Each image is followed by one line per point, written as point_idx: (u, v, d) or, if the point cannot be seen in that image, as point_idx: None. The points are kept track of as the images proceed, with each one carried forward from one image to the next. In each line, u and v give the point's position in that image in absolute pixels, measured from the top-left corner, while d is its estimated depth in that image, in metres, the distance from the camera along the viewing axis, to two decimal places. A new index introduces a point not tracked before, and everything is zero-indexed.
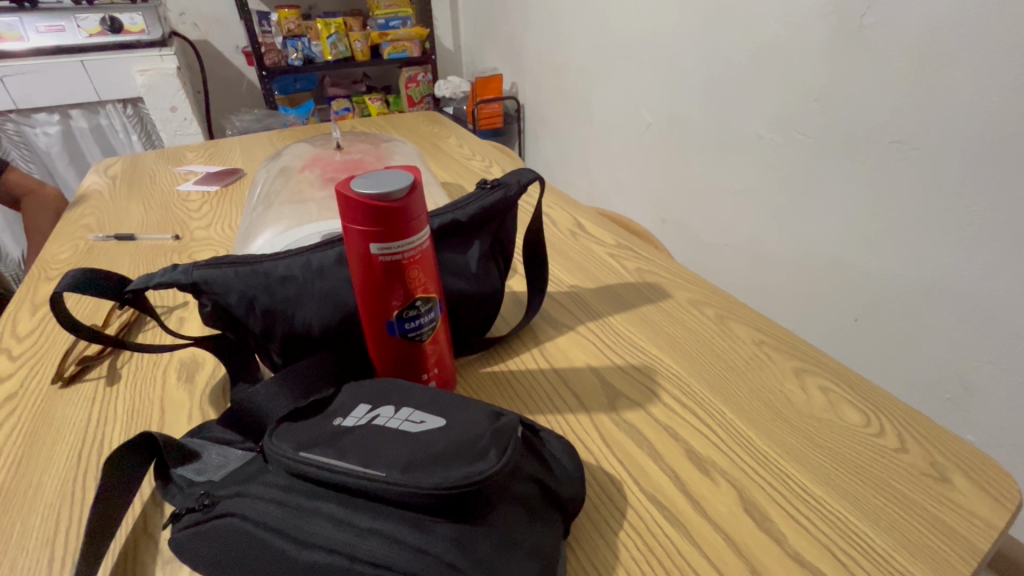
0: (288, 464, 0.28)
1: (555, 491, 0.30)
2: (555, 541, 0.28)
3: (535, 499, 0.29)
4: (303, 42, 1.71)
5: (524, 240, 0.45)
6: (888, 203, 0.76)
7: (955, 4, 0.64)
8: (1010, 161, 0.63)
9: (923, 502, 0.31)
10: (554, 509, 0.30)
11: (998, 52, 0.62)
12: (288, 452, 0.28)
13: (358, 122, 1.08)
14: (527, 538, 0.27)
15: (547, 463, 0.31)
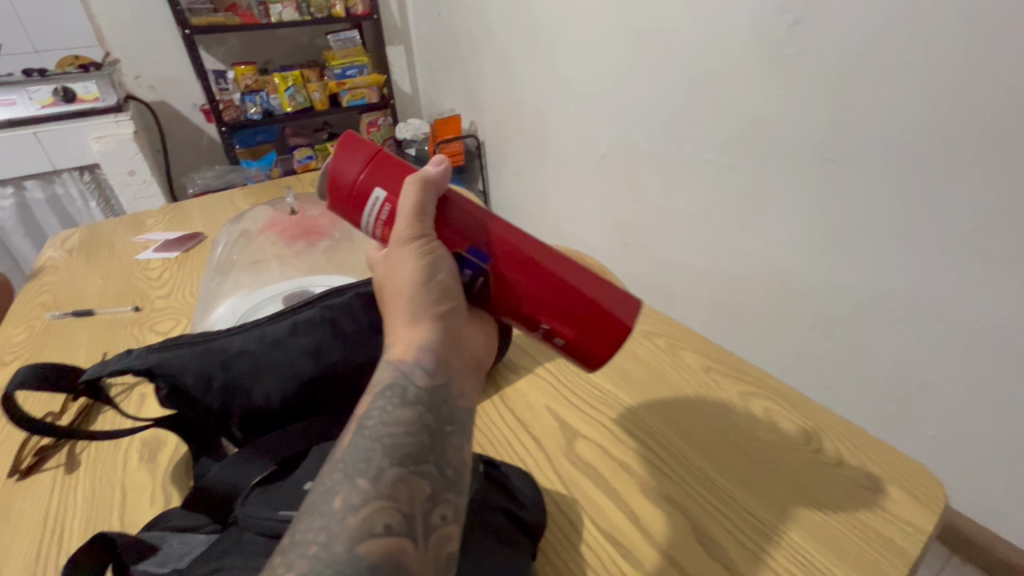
0: (264, 525, 0.29)
1: (521, 517, 0.32)
2: (526, 561, 0.30)
3: (502, 525, 0.31)
4: (261, 96, 1.74)
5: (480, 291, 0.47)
6: (827, 218, 0.82)
7: (862, 36, 0.71)
8: (931, 172, 0.68)
9: (858, 513, 0.33)
10: (521, 536, 0.31)
11: (907, 76, 0.68)
12: (263, 513, 0.29)
13: (319, 175, 1.10)
14: (503, 563, 0.28)
15: (512, 494, 0.34)
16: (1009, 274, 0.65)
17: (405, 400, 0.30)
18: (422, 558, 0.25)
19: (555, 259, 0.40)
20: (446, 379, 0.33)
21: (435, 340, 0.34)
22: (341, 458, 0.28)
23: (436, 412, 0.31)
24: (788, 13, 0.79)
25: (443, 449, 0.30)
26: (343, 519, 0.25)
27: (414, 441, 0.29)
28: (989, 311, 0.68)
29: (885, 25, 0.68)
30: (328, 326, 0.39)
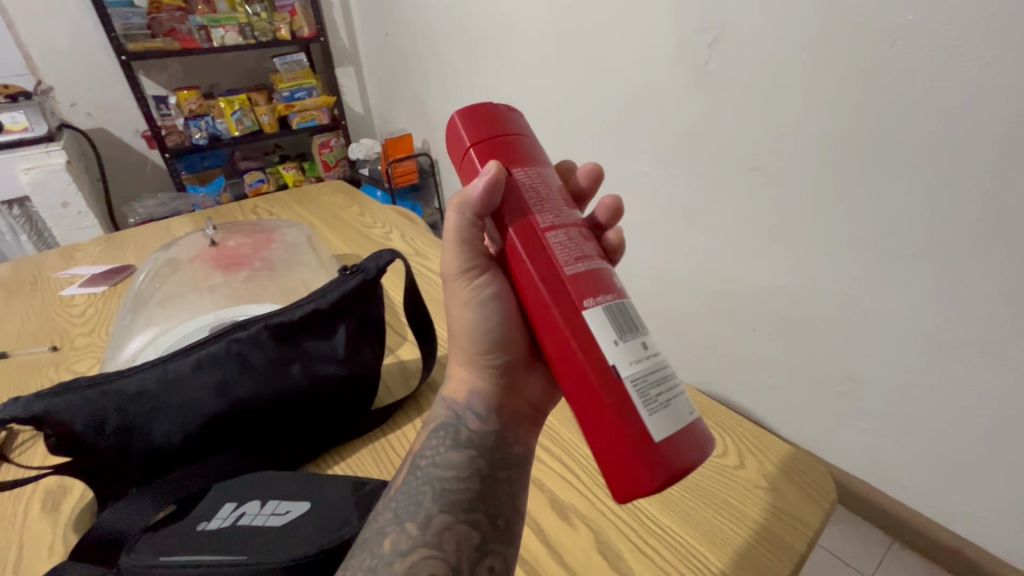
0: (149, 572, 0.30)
1: None
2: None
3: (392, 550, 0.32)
4: (206, 121, 1.70)
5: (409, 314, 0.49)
6: (756, 225, 0.87)
7: (775, 55, 0.76)
8: (843, 178, 0.74)
9: (753, 514, 0.35)
10: None
11: (817, 90, 0.73)
12: (149, 559, 0.30)
13: (260, 200, 1.08)
14: None
15: None
16: (914, 269, 0.72)
17: (457, 445, 0.36)
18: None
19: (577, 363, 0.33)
20: (497, 427, 0.37)
21: (488, 386, 0.39)
22: (397, 499, 0.33)
23: (487, 460, 0.35)
24: (707, 31, 0.83)
25: (493, 499, 0.34)
26: (390, 563, 0.29)
27: (463, 489, 0.33)
28: (903, 305, 0.75)
29: (794, 44, 0.73)
30: (234, 360, 0.38)
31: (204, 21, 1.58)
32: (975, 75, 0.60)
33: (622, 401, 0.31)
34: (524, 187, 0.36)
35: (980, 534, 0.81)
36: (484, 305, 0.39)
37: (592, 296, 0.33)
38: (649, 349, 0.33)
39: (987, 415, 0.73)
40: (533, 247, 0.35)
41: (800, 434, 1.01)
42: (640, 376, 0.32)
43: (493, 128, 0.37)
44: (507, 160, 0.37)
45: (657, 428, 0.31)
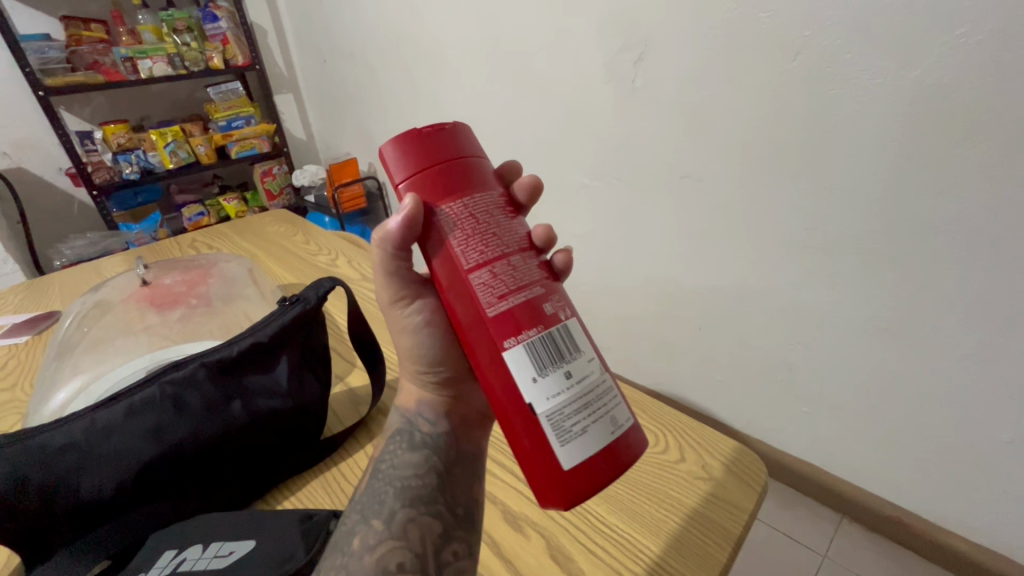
0: None
1: None
2: None
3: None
4: (136, 155, 1.63)
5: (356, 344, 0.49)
6: (692, 228, 0.93)
7: (693, 71, 0.81)
8: (763, 182, 0.80)
9: (693, 503, 0.37)
10: None
11: (734, 102, 0.79)
12: None
13: (198, 234, 1.05)
14: None
15: None
16: (833, 259, 0.78)
17: (413, 447, 0.39)
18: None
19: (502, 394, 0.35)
20: (450, 428, 0.41)
21: (435, 397, 0.43)
22: (363, 501, 0.36)
23: (441, 456, 0.39)
24: (632, 50, 0.87)
25: (451, 491, 0.37)
26: (363, 558, 0.31)
27: (423, 483, 0.37)
28: (827, 294, 0.81)
29: (711, 61, 0.79)
30: (168, 403, 0.37)
31: (129, 53, 1.53)
32: (865, 83, 0.66)
33: (536, 435, 0.35)
34: (448, 225, 0.36)
35: (916, 502, 0.88)
36: (419, 332, 0.43)
37: (511, 337, 0.35)
38: (571, 378, 0.35)
39: (909, 389, 0.79)
40: (457, 289, 0.36)
41: (750, 424, 1.06)
42: (559, 409, 0.35)
43: (410, 159, 0.37)
44: (432, 195, 0.37)
45: (566, 457, 0.34)
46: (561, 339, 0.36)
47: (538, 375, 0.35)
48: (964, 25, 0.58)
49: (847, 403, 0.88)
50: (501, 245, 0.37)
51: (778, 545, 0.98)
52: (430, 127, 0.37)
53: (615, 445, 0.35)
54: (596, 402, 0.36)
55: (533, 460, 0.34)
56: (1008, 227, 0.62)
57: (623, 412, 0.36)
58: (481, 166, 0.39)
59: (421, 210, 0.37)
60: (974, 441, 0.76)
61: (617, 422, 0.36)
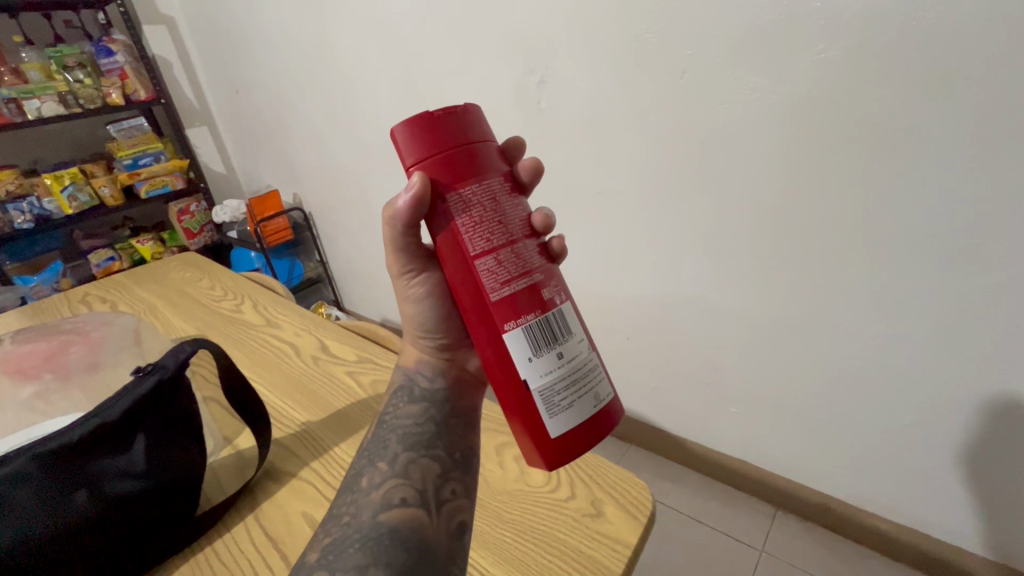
0: None
1: None
2: None
3: None
4: (30, 203, 1.50)
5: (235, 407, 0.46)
6: (608, 241, 0.94)
7: (592, 92, 0.83)
8: (666, 196, 0.83)
9: (577, 543, 0.37)
10: None
11: (632, 119, 0.81)
12: None
13: (91, 285, 0.97)
14: None
15: None
16: (736, 264, 0.82)
17: (413, 399, 0.44)
18: (432, 518, 0.35)
19: (503, 370, 0.38)
20: (446, 385, 0.45)
21: (433, 359, 0.47)
22: (370, 448, 0.40)
23: (438, 408, 0.43)
24: (534, 72, 0.88)
25: (448, 437, 0.41)
26: (370, 494, 0.36)
27: (421, 431, 0.41)
28: (736, 296, 0.85)
29: (607, 80, 0.80)
30: None
31: (12, 93, 1.40)
32: (745, 98, 0.70)
33: (529, 406, 0.38)
34: (458, 212, 0.38)
35: (836, 486, 0.92)
36: (422, 301, 0.47)
37: (511, 321, 0.38)
38: (564, 359, 0.39)
39: (816, 381, 0.84)
40: (462, 271, 0.39)
41: (686, 426, 1.08)
42: (552, 385, 0.39)
43: (426, 140, 0.38)
44: (445, 178, 0.38)
45: (555, 427, 0.38)
46: (555, 324, 0.39)
47: (535, 356, 0.39)
48: (821, 44, 0.62)
49: (767, 398, 0.91)
50: (507, 232, 0.39)
51: (719, 545, 0.99)
52: (442, 111, 0.37)
53: (599, 415, 0.40)
54: (584, 379, 0.40)
55: (526, 426, 0.38)
56: (882, 226, 0.67)
57: (605, 387, 0.41)
58: (491, 151, 0.40)
59: (434, 192, 0.38)
60: (880, 425, 0.80)
61: (599, 396, 0.40)
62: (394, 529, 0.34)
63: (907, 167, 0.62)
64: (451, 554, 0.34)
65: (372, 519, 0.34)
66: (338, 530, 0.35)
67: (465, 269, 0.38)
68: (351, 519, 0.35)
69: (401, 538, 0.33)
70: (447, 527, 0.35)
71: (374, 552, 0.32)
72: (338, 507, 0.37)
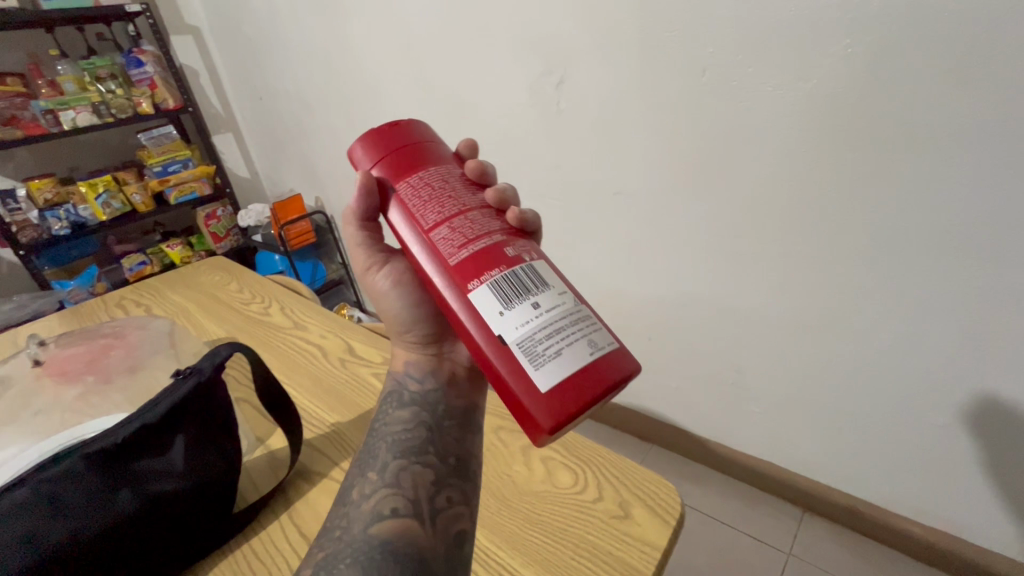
0: None
1: None
2: None
3: None
4: (66, 210, 1.56)
5: (269, 409, 0.47)
6: (629, 241, 0.94)
7: (612, 92, 0.82)
8: (687, 196, 0.82)
9: (606, 546, 0.37)
10: None
11: (652, 119, 0.80)
12: None
13: (126, 290, 1.01)
14: None
15: None
16: (761, 264, 0.81)
17: (402, 405, 0.44)
18: (426, 528, 0.35)
19: (476, 330, 0.39)
20: (435, 385, 0.46)
21: (421, 358, 0.49)
22: (362, 459, 0.41)
23: (429, 412, 0.44)
24: (553, 74, 0.88)
25: (441, 443, 0.42)
26: (361, 506, 0.36)
27: (412, 437, 0.41)
28: (761, 296, 0.83)
29: (626, 81, 0.80)
30: (43, 505, 0.34)
31: (49, 104, 1.46)
32: (767, 95, 0.69)
33: (511, 362, 0.37)
34: (408, 195, 0.43)
35: (865, 489, 0.90)
36: (396, 295, 0.50)
37: (476, 278, 0.39)
38: (539, 307, 0.38)
39: (845, 382, 0.82)
40: (423, 246, 0.42)
41: (710, 427, 1.06)
42: (530, 334, 0.37)
43: (374, 147, 0.45)
44: (392, 172, 0.44)
45: (542, 379, 0.36)
46: (525, 277, 0.39)
47: (506, 310, 0.38)
48: (847, 37, 0.60)
49: (793, 399, 0.90)
50: (458, 205, 0.42)
51: (745, 548, 0.97)
52: (387, 123, 0.45)
53: (595, 363, 0.37)
54: (570, 328, 0.38)
55: (506, 388, 0.37)
56: (911, 224, 0.65)
57: (603, 336, 0.38)
58: (436, 147, 0.46)
59: (387, 185, 0.44)
60: (911, 427, 0.78)
61: (595, 345, 0.37)
62: (385, 541, 0.33)
63: (938, 164, 0.60)
64: (449, 564, 0.34)
65: (364, 533, 0.34)
66: (330, 544, 0.34)
67: (422, 242, 0.42)
68: (343, 531, 0.35)
69: (394, 551, 0.33)
70: (443, 537, 0.35)
71: (367, 566, 0.32)
72: (331, 518, 0.37)
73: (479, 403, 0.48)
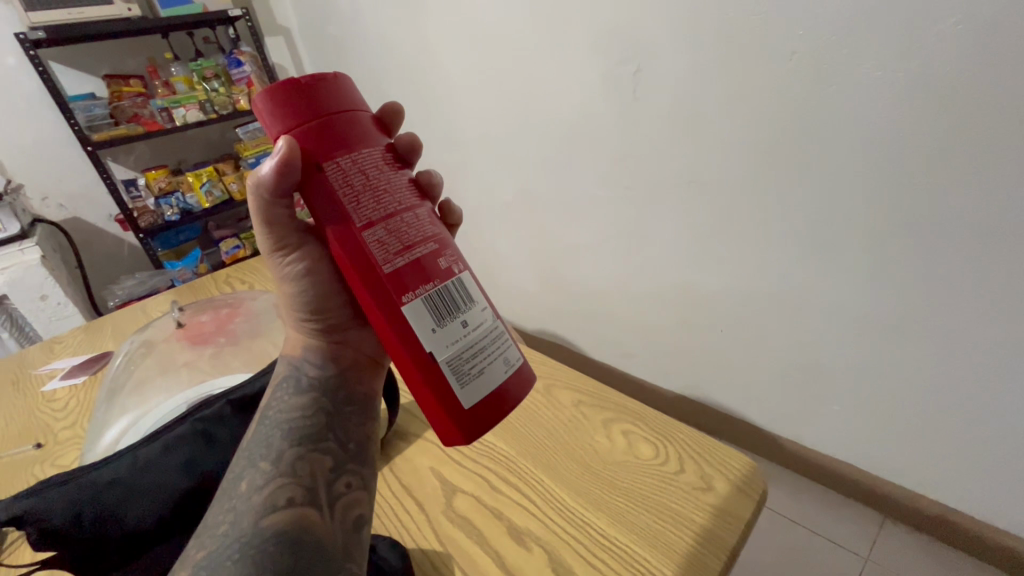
0: None
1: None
2: None
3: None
4: (176, 198, 1.74)
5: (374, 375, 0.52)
6: (703, 231, 0.92)
7: (691, 78, 0.81)
8: (766, 184, 0.81)
9: (691, 514, 0.40)
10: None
11: (733, 105, 0.79)
12: None
13: (230, 269, 1.11)
14: None
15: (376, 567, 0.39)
16: (846, 257, 0.78)
17: (299, 390, 0.44)
18: (322, 515, 0.37)
19: (406, 342, 0.39)
20: (336, 370, 0.47)
21: (320, 343, 0.47)
22: (252, 448, 0.41)
23: (329, 397, 0.44)
24: (630, 62, 0.88)
25: (342, 429, 0.43)
26: (250, 499, 0.36)
27: (309, 425, 0.42)
28: (845, 290, 0.80)
29: (706, 68, 0.79)
30: (201, 438, 0.43)
31: (165, 103, 1.63)
32: (863, 78, 0.66)
33: (437, 376, 0.40)
34: (337, 182, 0.39)
35: (955, 496, 0.85)
36: (300, 280, 0.46)
37: (409, 292, 0.40)
38: (468, 327, 0.41)
39: (939, 381, 0.78)
40: (347, 244, 0.39)
41: (782, 424, 1.03)
42: (458, 354, 0.41)
43: (296, 108, 0.39)
44: (318, 149, 0.39)
45: (465, 395, 0.40)
46: (454, 292, 0.42)
47: (437, 327, 0.40)
48: (956, 13, 0.57)
49: (876, 398, 0.86)
50: (392, 203, 0.41)
51: (818, 549, 0.95)
52: (311, 79, 0.39)
53: (509, 380, 0.42)
54: (491, 346, 0.42)
55: (434, 399, 0.40)
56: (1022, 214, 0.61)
57: (514, 352, 0.43)
58: (366, 123, 0.42)
59: (308, 160, 0.39)
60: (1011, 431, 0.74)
61: (509, 361, 0.43)
62: (280, 532, 0.34)
63: None
64: (345, 546, 0.36)
65: (255, 525, 0.35)
66: (213, 542, 0.34)
67: (345, 240, 0.39)
68: (230, 527, 0.35)
69: (289, 541, 0.34)
70: (339, 522, 0.38)
71: (259, 559, 0.33)
72: (214, 513, 0.37)
73: (378, 388, 0.49)
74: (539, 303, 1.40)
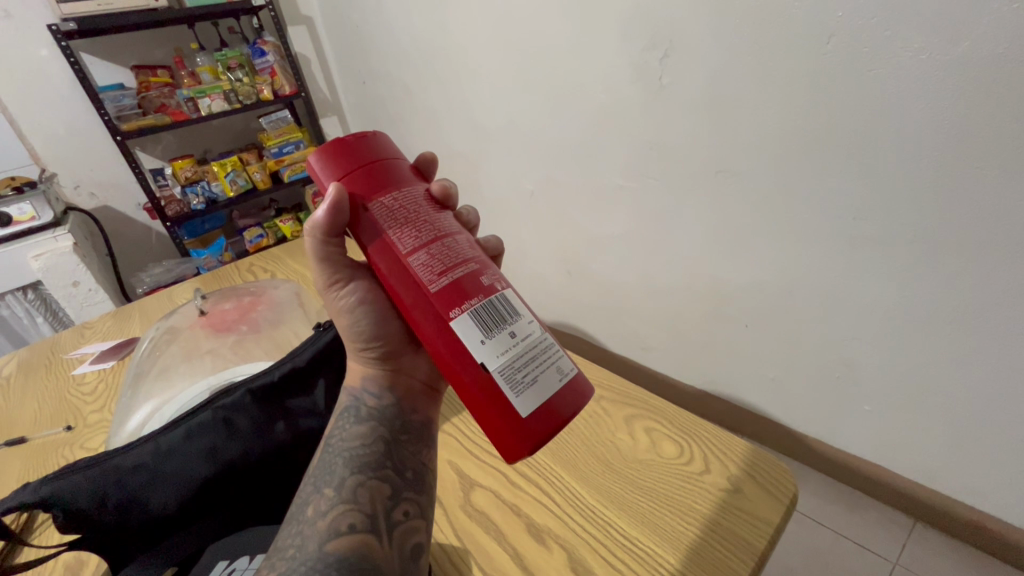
0: None
1: None
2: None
3: None
4: (202, 186, 1.77)
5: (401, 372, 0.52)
6: (731, 223, 0.89)
7: (722, 63, 0.78)
8: (798, 175, 0.77)
9: (719, 518, 0.39)
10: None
11: (765, 91, 0.75)
12: None
13: (253, 257, 1.12)
14: None
15: None
16: (884, 252, 0.74)
17: (359, 419, 0.43)
18: (383, 543, 0.36)
19: (458, 357, 0.39)
20: (394, 399, 0.46)
21: (378, 372, 0.47)
22: (316, 474, 0.40)
23: (386, 426, 0.43)
24: (658, 48, 0.85)
25: (399, 456, 0.42)
26: (315, 524, 0.36)
27: (369, 453, 0.41)
28: (881, 287, 0.77)
29: (738, 53, 0.76)
30: (222, 426, 0.43)
31: (191, 93, 1.65)
32: (907, 61, 0.62)
33: (492, 389, 0.38)
34: (383, 216, 0.41)
35: (993, 504, 0.82)
36: (355, 309, 0.46)
37: (456, 307, 0.39)
38: (516, 337, 0.39)
39: (981, 384, 0.74)
40: (398, 271, 0.40)
41: (810, 424, 1.00)
42: (510, 362, 0.39)
43: (339, 160, 0.42)
44: (362, 191, 0.41)
45: (522, 404, 0.38)
46: (501, 305, 0.41)
47: (486, 338, 0.39)
48: None
49: (911, 399, 0.82)
50: (435, 229, 0.41)
51: (843, 551, 0.92)
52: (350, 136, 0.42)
53: (563, 391, 0.40)
54: (542, 356, 0.40)
55: (492, 412, 0.38)
56: None
57: (568, 362, 0.41)
58: (405, 166, 0.44)
59: (354, 202, 0.41)
60: None
61: (563, 371, 0.40)
62: (341, 557, 0.34)
63: None
64: (405, 574, 0.35)
65: (319, 550, 0.34)
66: (282, 564, 0.34)
67: (396, 268, 0.40)
68: (297, 550, 0.34)
69: (351, 567, 0.33)
70: (399, 549, 0.36)
71: None
72: (280, 539, 0.36)
73: (436, 416, 0.48)
74: (560, 294, 1.39)
